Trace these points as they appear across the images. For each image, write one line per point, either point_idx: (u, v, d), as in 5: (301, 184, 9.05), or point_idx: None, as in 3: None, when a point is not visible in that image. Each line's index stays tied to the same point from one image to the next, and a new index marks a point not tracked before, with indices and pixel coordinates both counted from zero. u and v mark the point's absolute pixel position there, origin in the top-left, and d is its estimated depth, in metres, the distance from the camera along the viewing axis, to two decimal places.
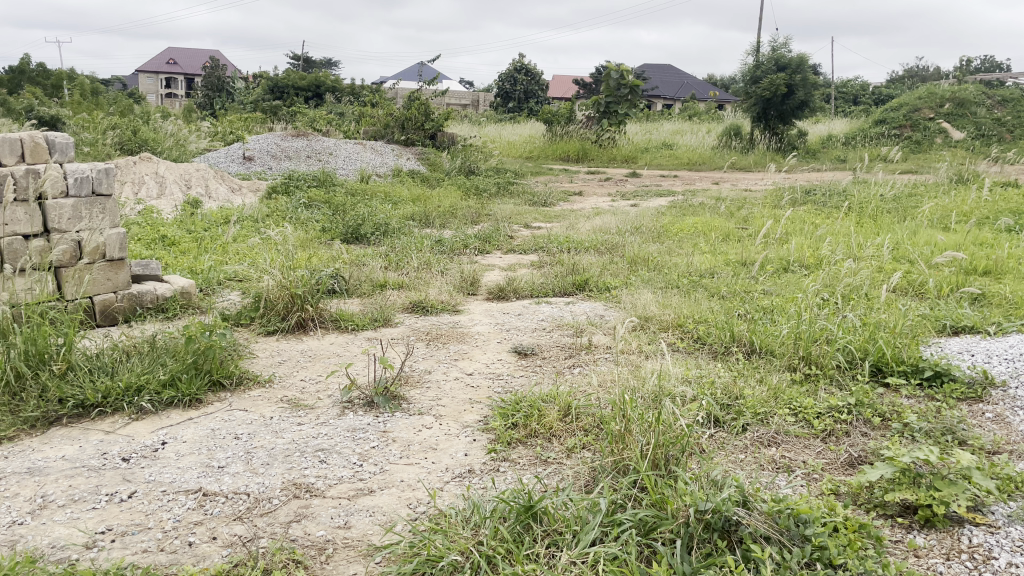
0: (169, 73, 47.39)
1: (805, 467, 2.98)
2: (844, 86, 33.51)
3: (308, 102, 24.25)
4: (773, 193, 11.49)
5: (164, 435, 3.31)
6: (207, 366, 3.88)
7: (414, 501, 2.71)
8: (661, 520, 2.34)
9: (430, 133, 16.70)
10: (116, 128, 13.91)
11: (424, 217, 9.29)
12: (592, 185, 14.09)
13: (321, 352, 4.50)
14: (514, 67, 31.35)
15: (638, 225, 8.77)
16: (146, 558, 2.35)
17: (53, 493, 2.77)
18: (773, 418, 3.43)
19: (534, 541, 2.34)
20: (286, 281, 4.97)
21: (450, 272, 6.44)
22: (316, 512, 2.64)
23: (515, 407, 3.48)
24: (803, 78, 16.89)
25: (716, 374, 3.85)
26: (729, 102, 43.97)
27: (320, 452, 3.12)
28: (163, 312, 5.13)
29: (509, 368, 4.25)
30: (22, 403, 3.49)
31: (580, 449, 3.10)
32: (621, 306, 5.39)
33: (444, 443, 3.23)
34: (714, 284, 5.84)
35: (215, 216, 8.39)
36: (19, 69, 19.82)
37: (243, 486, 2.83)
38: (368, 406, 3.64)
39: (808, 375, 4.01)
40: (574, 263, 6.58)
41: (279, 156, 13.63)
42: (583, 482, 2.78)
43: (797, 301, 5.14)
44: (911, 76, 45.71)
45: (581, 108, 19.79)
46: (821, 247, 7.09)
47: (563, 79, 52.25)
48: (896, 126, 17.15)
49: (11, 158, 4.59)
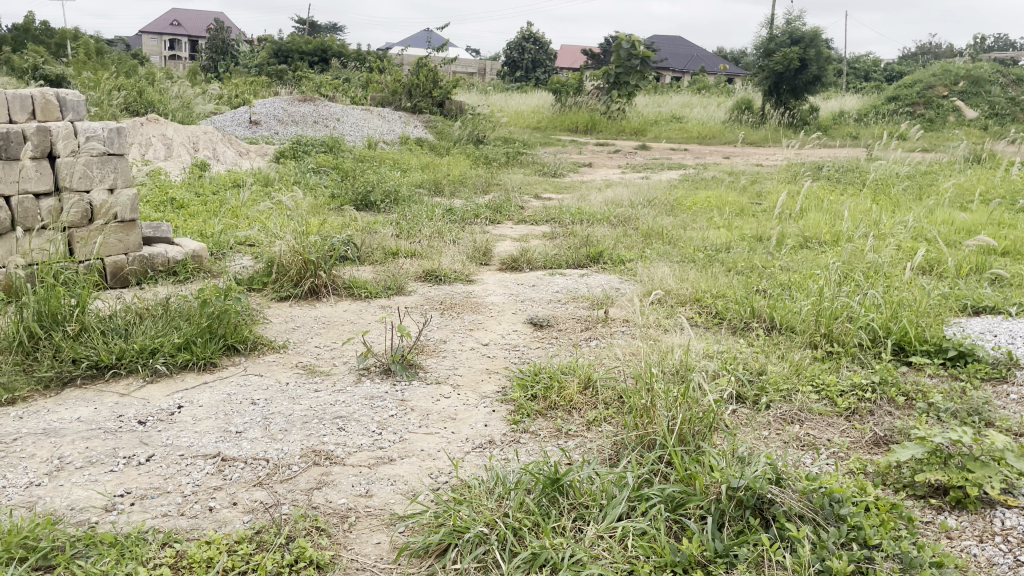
0: (174, 34, 46.96)
1: (831, 445, 2.95)
2: (857, 62, 33.09)
3: (314, 67, 23.99)
4: (786, 168, 11.36)
5: (180, 399, 3.27)
6: (222, 330, 3.84)
7: (436, 471, 2.68)
8: (689, 496, 2.30)
9: (438, 100, 16.51)
10: (121, 88, 13.77)
11: (433, 185, 9.20)
12: (602, 157, 13.96)
13: (335, 319, 4.46)
14: (522, 36, 30.94)
15: (650, 197, 8.69)
16: (166, 523, 2.32)
17: (69, 455, 2.73)
18: (796, 395, 3.39)
19: (560, 514, 2.31)
20: (300, 247, 4.92)
21: (462, 241, 6.38)
22: (337, 480, 2.61)
23: (535, 378, 3.44)
24: (817, 53, 16.65)
25: (737, 351, 3.80)
26: (739, 75, 43.46)
27: (339, 419, 3.08)
28: (174, 275, 5.08)
29: (525, 339, 4.20)
30: (36, 363, 3.47)
31: (602, 422, 3.06)
32: (637, 279, 5.33)
33: (464, 413, 3.20)
34: (730, 259, 5.78)
35: (224, 179, 8.30)
36: (23, 27, 19.67)
37: (262, 452, 2.80)
38: (385, 374, 3.61)
39: (829, 352, 3.96)
40: (588, 235, 6.51)
41: (287, 121, 13.48)
42: (606, 455, 2.75)
43: (816, 277, 5.08)
44: (924, 54, 44.94)
45: (591, 79, 19.58)
46: (838, 224, 7.01)
47: (571, 49, 51.64)
48: (909, 104, 16.91)
49: (22, 114, 4.51)
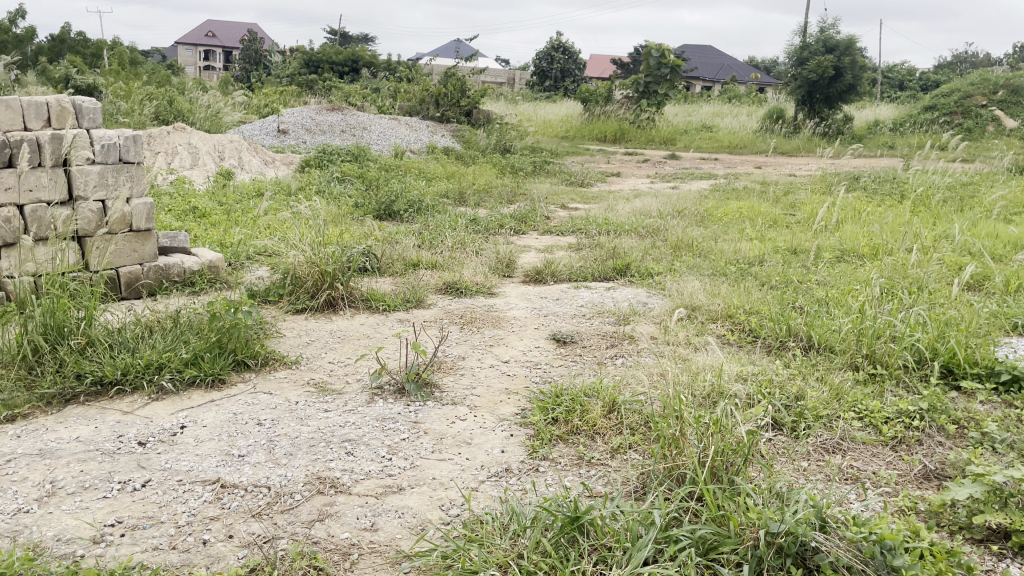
0: (209, 46, 47.71)
1: (877, 480, 2.73)
2: (892, 71, 32.57)
3: (344, 77, 24.07)
4: (821, 178, 11.04)
5: (184, 418, 3.13)
6: (232, 346, 3.70)
7: (447, 503, 2.49)
8: (723, 539, 2.10)
9: (465, 110, 16.41)
10: (152, 98, 13.86)
11: (458, 195, 9.05)
12: (631, 167, 13.73)
13: (351, 333, 4.30)
14: (552, 45, 30.87)
15: (679, 208, 8.47)
16: (156, 557, 2.16)
17: (62, 479, 2.59)
18: (836, 422, 3.16)
19: (580, 557, 2.10)
20: (317, 258, 4.78)
21: (486, 252, 6.20)
22: (341, 511, 2.43)
23: (556, 400, 3.24)
24: (852, 61, 16.29)
25: (773, 372, 3.57)
26: (770, 84, 42.92)
27: (347, 443, 2.91)
28: (190, 286, 4.97)
29: (547, 357, 4.01)
30: (39, 378, 3.35)
31: (627, 450, 2.85)
32: (666, 294, 5.11)
33: (480, 437, 3.01)
34: (764, 272, 5.55)
35: (247, 188, 8.23)
36: (60, 38, 20.02)
37: (264, 478, 2.63)
38: (399, 394, 3.43)
39: (872, 375, 3.71)
40: (615, 247, 6.30)
41: (315, 130, 13.45)
42: (631, 488, 2.55)
43: (856, 293, 4.83)
44: (960, 62, 44.11)
45: (620, 88, 19.39)
46: (877, 237, 6.73)
47: (601, 59, 51.45)
48: (947, 113, 16.47)
49: (37, 122, 4.44)
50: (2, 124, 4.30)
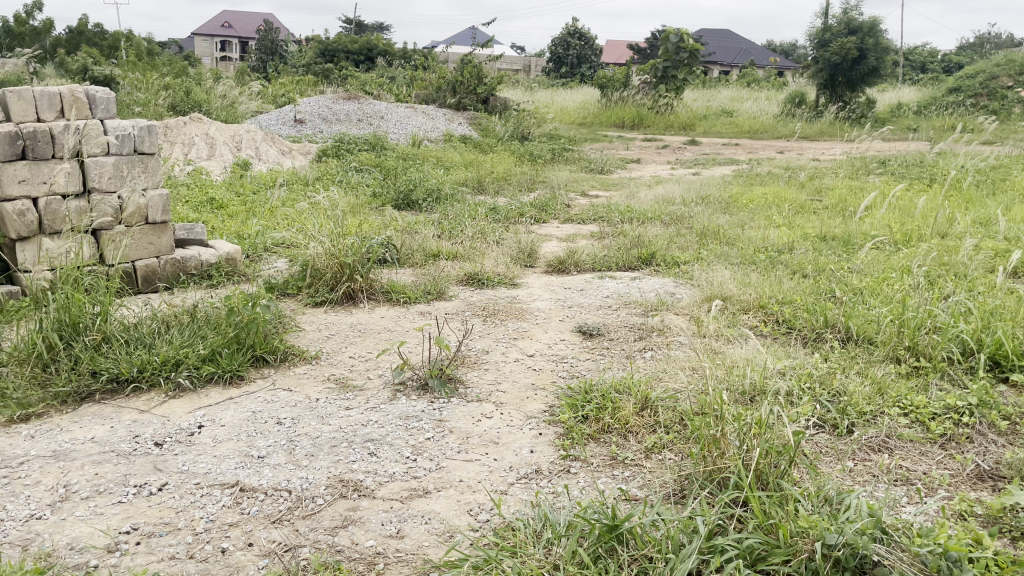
0: (225, 36, 47.81)
1: (929, 481, 2.58)
2: (913, 53, 31.98)
3: (359, 66, 23.99)
4: (846, 162, 10.80)
5: (202, 417, 3.03)
6: (250, 341, 3.60)
7: (475, 507, 2.37)
8: (773, 549, 1.96)
9: (482, 97, 16.22)
10: (169, 89, 13.83)
11: (477, 183, 8.92)
12: (650, 153, 13.54)
13: (371, 327, 4.19)
14: (567, 31, 30.57)
15: (703, 194, 8.29)
16: (172, 568, 2.06)
17: (76, 483, 2.50)
18: (881, 419, 3.00)
19: (619, 569, 1.98)
20: (335, 249, 4.66)
21: (506, 242, 6.07)
22: (365, 517, 2.32)
23: (586, 397, 3.11)
24: (876, 42, 15.93)
25: (812, 366, 3.42)
26: (789, 68, 42.31)
27: (370, 443, 2.80)
28: (207, 279, 4.88)
29: (573, 350, 3.88)
30: (54, 376, 3.27)
31: (663, 450, 2.72)
32: (694, 284, 4.95)
33: (507, 436, 2.88)
34: (795, 261, 5.38)
35: (264, 178, 8.14)
36: (77, 30, 20.13)
37: (284, 481, 2.53)
38: (422, 390, 3.31)
39: (915, 368, 3.54)
40: (639, 235, 6.15)
41: (332, 119, 13.34)
42: (671, 490, 2.42)
43: (892, 281, 4.66)
44: (984, 43, 43.26)
45: (638, 73, 19.15)
46: (910, 223, 6.53)
47: (617, 44, 50.96)
48: (972, 95, 16.07)
49: (50, 113, 4.37)
50: (15, 116, 4.24)
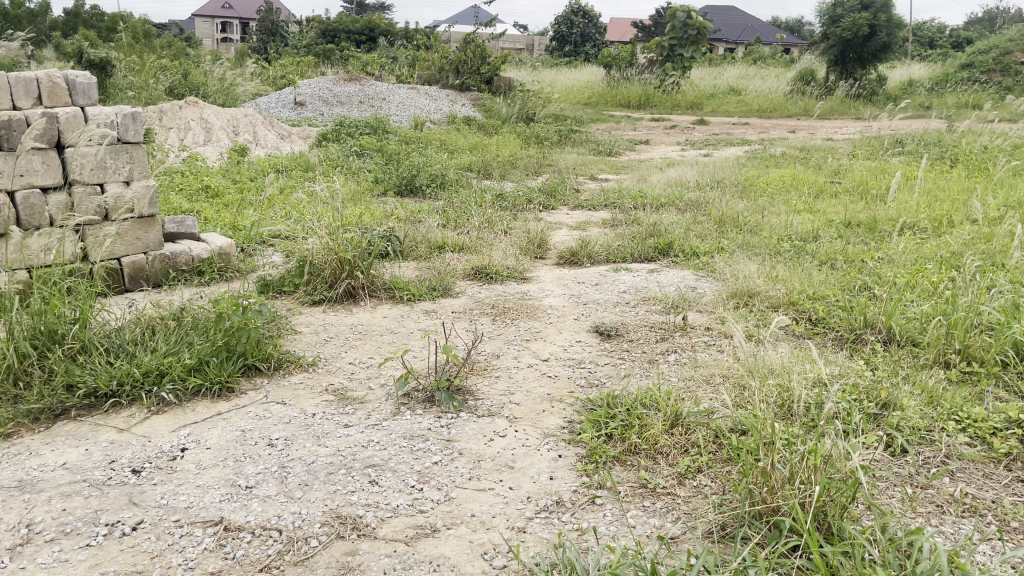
0: (225, 17, 47.19)
1: (1000, 511, 2.29)
2: (920, 28, 31.39)
3: (361, 46, 23.51)
4: (863, 142, 10.40)
5: (186, 438, 2.75)
6: (241, 348, 3.30)
7: (490, 551, 2.09)
8: None
9: (485, 77, 15.82)
10: (165, 73, 13.50)
11: (482, 168, 8.58)
12: (658, 133, 13.15)
13: (373, 328, 3.90)
14: (572, 9, 29.95)
15: (718, 177, 7.95)
16: None
17: (41, 521, 2.22)
18: (938, 436, 2.70)
19: None
20: (334, 244, 4.35)
21: (515, 231, 5.76)
22: (365, 563, 2.04)
23: (609, 412, 2.80)
24: (888, 18, 15.47)
25: (855, 374, 3.11)
26: (796, 45, 41.49)
27: (371, 469, 2.51)
28: (198, 276, 4.62)
29: (591, 353, 3.58)
30: (26, 391, 2.98)
31: (698, 476, 2.44)
32: (717, 278, 4.64)
33: (523, 459, 2.59)
34: (822, 249, 5.08)
35: (262, 164, 7.81)
36: (74, 12, 19.73)
37: (275, 518, 2.25)
38: (428, 404, 3.02)
39: (966, 373, 3.24)
40: (654, 224, 5.83)
41: (332, 101, 12.98)
42: (711, 529, 2.14)
43: (929, 272, 4.34)
44: (992, 19, 42.42)
45: (644, 52, 18.74)
46: (938, 208, 6.19)
47: (620, 22, 50.29)
48: (985, 71, 15.61)
49: (27, 100, 4.03)
50: None
